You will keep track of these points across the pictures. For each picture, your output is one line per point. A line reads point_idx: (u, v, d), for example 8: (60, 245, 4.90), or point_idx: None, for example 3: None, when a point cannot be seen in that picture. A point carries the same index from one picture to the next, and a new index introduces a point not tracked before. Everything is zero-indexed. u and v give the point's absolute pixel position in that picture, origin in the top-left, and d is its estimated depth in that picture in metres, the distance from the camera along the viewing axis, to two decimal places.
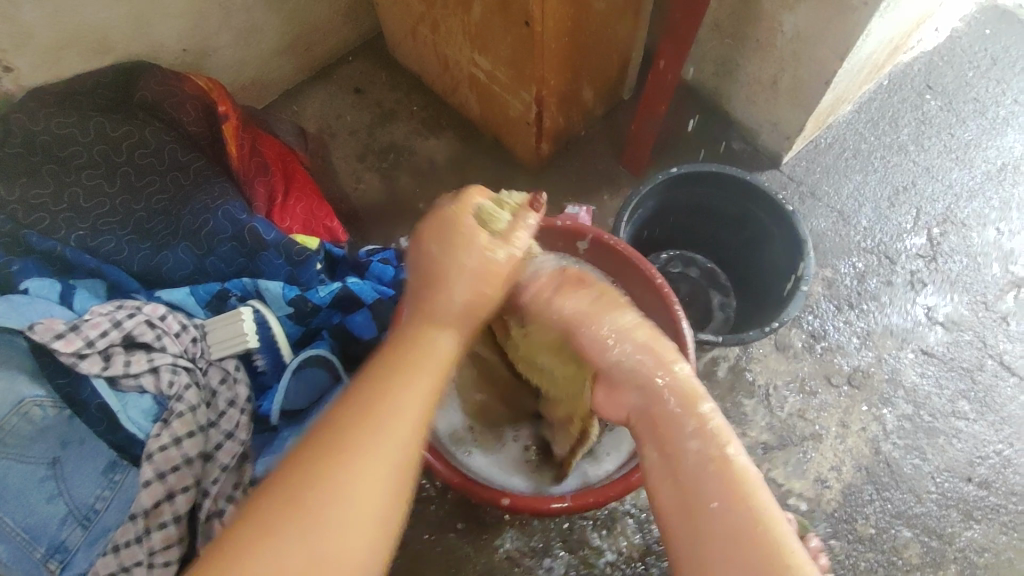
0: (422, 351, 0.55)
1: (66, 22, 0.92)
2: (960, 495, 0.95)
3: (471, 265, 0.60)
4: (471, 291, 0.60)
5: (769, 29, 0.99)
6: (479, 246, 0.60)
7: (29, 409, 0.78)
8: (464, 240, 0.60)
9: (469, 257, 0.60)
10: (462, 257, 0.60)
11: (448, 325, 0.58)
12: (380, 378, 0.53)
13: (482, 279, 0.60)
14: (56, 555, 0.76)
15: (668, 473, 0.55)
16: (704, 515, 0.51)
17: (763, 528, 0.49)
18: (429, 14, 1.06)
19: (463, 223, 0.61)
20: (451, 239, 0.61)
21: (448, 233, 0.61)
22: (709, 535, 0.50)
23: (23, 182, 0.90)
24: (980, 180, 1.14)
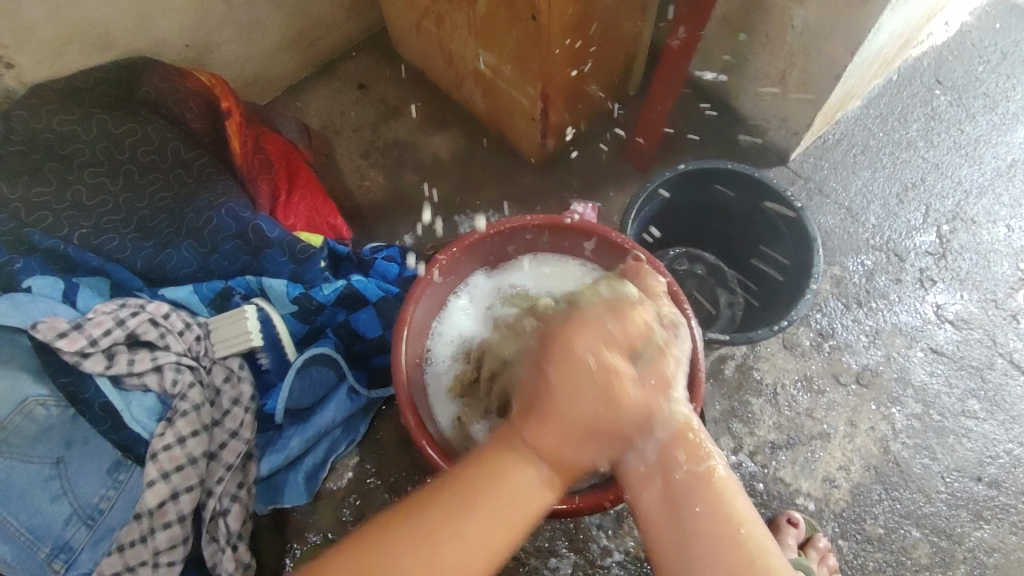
0: (509, 484, 0.49)
1: (67, 17, 0.91)
2: (970, 495, 0.94)
3: (595, 406, 0.49)
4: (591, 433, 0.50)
5: (779, 25, 0.97)
6: (621, 394, 0.49)
7: (31, 409, 0.78)
8: (593, 378, 0.49)
9: (612, 396, 0.49)
10: (597, 398, 0.49)
11: (551, 473, 0.50)
12: (472, 503, 0.49)
13: (600, 420, 0.50)
14: (61, 554, 0.76)
15: (651, 480, 0.52)
16: (685, 516, 0.49)
17: (746, 530, 0.48)
18: (434, 9, 1.05)
19: (610, 361, 0.50)
20: (574, 375, 0.50)
21: (588, 362, 0.50)
22: (689, 543, 0.48)
23: (25, 179, 0.89)
24: (990, 176, 1.13)
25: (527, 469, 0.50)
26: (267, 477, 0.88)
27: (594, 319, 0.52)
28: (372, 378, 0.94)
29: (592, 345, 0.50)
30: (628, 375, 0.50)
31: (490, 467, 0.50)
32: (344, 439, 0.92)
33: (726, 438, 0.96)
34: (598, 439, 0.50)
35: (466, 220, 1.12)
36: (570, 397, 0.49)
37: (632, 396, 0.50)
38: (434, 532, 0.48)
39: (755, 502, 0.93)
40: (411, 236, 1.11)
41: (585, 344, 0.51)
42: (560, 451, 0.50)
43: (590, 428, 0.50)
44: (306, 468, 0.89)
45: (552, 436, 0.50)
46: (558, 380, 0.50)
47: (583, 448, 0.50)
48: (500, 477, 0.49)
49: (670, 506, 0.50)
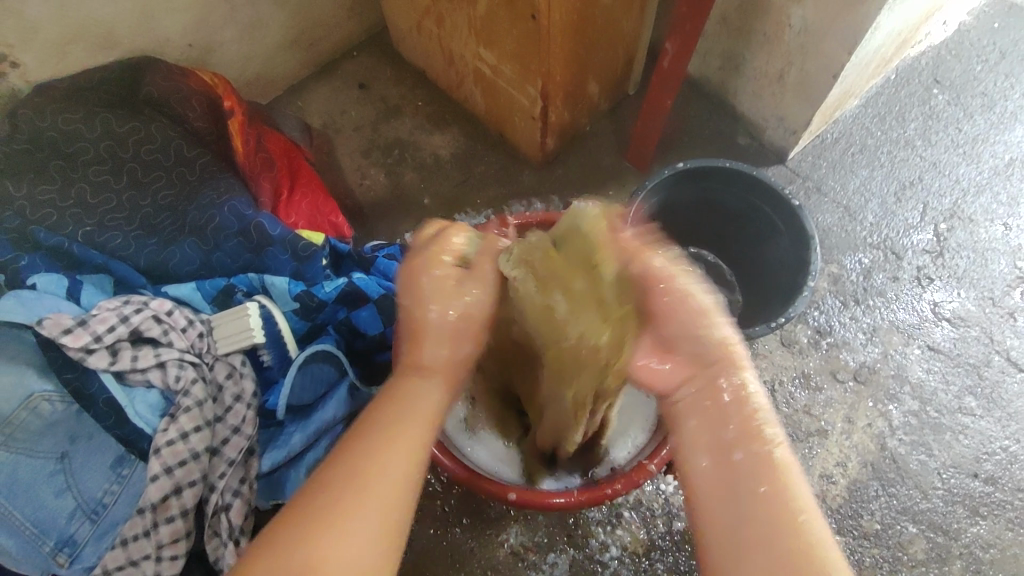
0: (409, 401, 0.56)
1: (72, 16, 0.92)
2: (966, 491, 0.94)
3: (455, 309, 0.60)
4: (457, 333, 0.60)
5: (777, 24, 0.98)
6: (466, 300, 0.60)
7: (37, 404, 0.79)
8: (433, 292, 0.59)
9: (462, 303, 0.60)
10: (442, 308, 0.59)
11: (437, 378, 0.59)
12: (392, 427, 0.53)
13: (463, 322, 0.60)
14: (65, 548, 0.77)
15: (706, 454, 0.51)
16: (745, 493, 0.47)
17: (806, 518, 0.46)
18: (435, 8, 1.05)
19: (442, 276, 0.59)
20: (425, 292, 0.59)
21: (424, 282, 0.59)
22: (749, 520, 0.46)
23: (30, 177, 0.90)
24: (987, 175, 1.13)
25: (423, 385, 0.58)
26: (269, 473, 0.89)
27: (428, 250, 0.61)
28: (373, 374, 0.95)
29: (435, 266, 0.60)
30: (463, 277, 0.60)
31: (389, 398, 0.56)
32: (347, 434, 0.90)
33: None
34: (466, 340, 0.61)
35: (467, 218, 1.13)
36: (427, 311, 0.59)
37: (474, 300, 0.61)
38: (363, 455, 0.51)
39: None
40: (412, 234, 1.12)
41: (425, 275, 0.60)
42: (433, 354, 0.59)
43: (454, 330, 0.60)
44: (308, 463, 0.88)
45: (425, 349, 0.59)
46: (414, 301, 0.60)
47: (448, 349, 0.60)
48: (400, 399, 0.56)
49: (726, 485, 0.49)
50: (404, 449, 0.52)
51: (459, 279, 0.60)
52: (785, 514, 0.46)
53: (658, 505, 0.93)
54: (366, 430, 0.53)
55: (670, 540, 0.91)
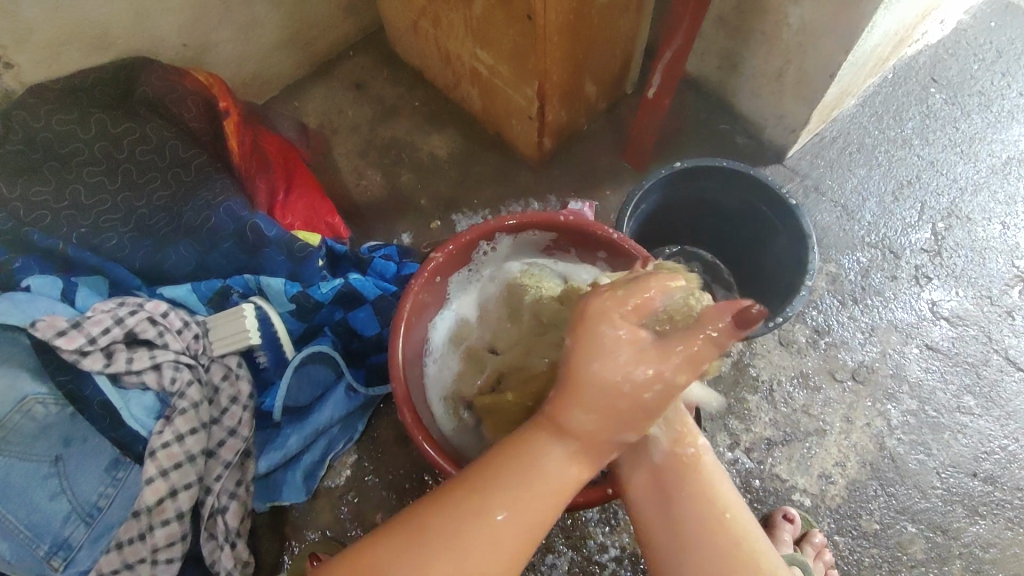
0: (530, 475, 0.51)
1: (66, 16, 0.91)
2: (965, 491, 0.94)
3: (610, 378, 0.48)
4: (611, 412, 0.49)
5: (775, 22, 0.98)
6: (635, 377, 0.48)
7: (30, 407, 0.79)
8: (614, 343, 0.49)
9: (630, 377, 0.48)
10: (616, 376, 0.48)
11: (574, 447, 0.51)
12: (512, 468, 0.51)
13: (624, 397, 0.48)
14: (59, 552, 0.76)
15: (648, 479, 0.56)
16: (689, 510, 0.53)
17: (732, 515, 0.53)
18: (431, 8, 1.05)
19: (621, 331, 0.49)
20: (600, 347, 0.49)
21: (604, 332, 0.49)
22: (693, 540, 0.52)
23: (24, 179, 0.89)
24: (984, 174, 1.13)
25: (552, 460, 0.51)
26: (265, 475, 0.89)
27: (622, 292, 0.50)
28: (371, 375, 0.94)
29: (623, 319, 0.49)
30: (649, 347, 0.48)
31: (502, 471, 0.51)
32: (342, 436, 0.92)
33: (722, 435, 0.96)
34: (620, 423, 0.50)
35: (463, 218, 1.13)
36: (588, 364, 0.49)
37: (647, 370, 0.48)
38: (423, 558, 0.48)
39: (751, 498, 0.93)
40: (408, 235, 1.12)
41: (609, 325, 0.49)
42: (578, 423, 0.50)
43: (589, 403, 0.49)
44: (304, 465, 0.90)
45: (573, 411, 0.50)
46: (587, 357, 0.49)
47: (581, 418, 0.50)
48: (513, 477, 0.50)
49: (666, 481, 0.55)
50: (467, 564, 0.48)
51: (645, 346, 0.48)
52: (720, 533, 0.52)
53: None
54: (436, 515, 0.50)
55: None
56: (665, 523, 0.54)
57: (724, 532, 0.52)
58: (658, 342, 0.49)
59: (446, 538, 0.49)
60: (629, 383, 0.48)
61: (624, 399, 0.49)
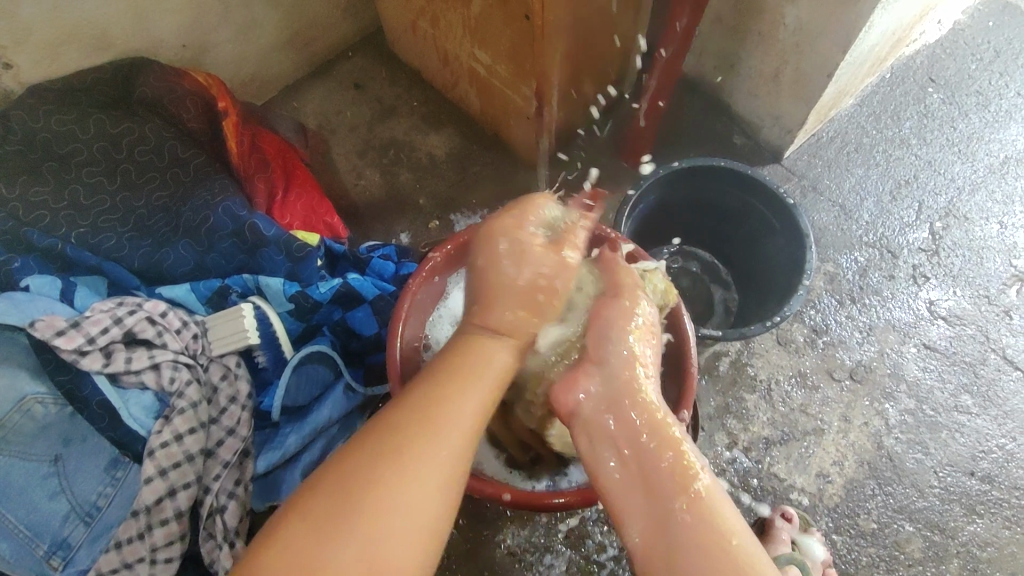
0: (477, 367, 0.58)
1: (64, 17, 0.92)
2: (963, 490, 0.94)
3: (521, 274, 0.61)
4: (515, 300, 0.62)
5: (772, 22, 0.98)
6: (530, 268, 0.62)
7: (30, 407, 0.79)
8: (511, 253, 0.62)
9: (525, 271, 0.62)
10: (514, 271, 0.62)
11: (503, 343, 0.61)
12: (445, 382, 0.57)
13: (533, 288, 0.62)
14: (59, 552, 0.76)
15: (637, 491, 0.54)
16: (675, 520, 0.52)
17: (736, 543, 0.51)
18: (430, 8, 1.05)
19: (515, 241, 0.62)
20: (498, 254, 0.63)
21: (500, 244, 0.63)
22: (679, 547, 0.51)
23: (23, 179, 0.90)
24: (982, 173, 1.14)
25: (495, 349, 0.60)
26: (264, 475, 0.89)
27: (514, 213, 0.64)
28: (369, 374, 0.94)
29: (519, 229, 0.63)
30: (544, 244, 0.63)
31: (452, 372, 0.58)
32: (341, 435, 0.92)
33: (721, 434, 0.97)
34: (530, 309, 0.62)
35: (462, 218, 1.13)
36: (501, 270, 0.62)
37: (549, 261, 0.62)
38: (396, 452, 0.52)
39: (750, 497, 0.94)
40: (407, 234, 1.12)
41: (503, 237, 0.63)
42: (502, 317, 0.61)
43: (503, 292, 0.62)
44: (303, 464, 0.89)
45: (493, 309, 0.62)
46: (493, 262, 0.63)
47: (503, 312, 0.61)
48: (464, 371, 0.58)
49: (644, 480, 0.54)
50: (438, 452, 0.53)
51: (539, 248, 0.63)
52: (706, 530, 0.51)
53: None
54: (401, 419, 0.54)
55: None
56: (656, 536, 0.52)
57: (721, 547, 0.50)
58: (550, 242, 0.63)
59: (415, 431, 0.53)
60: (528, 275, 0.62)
61: (526, 286, 0.62)
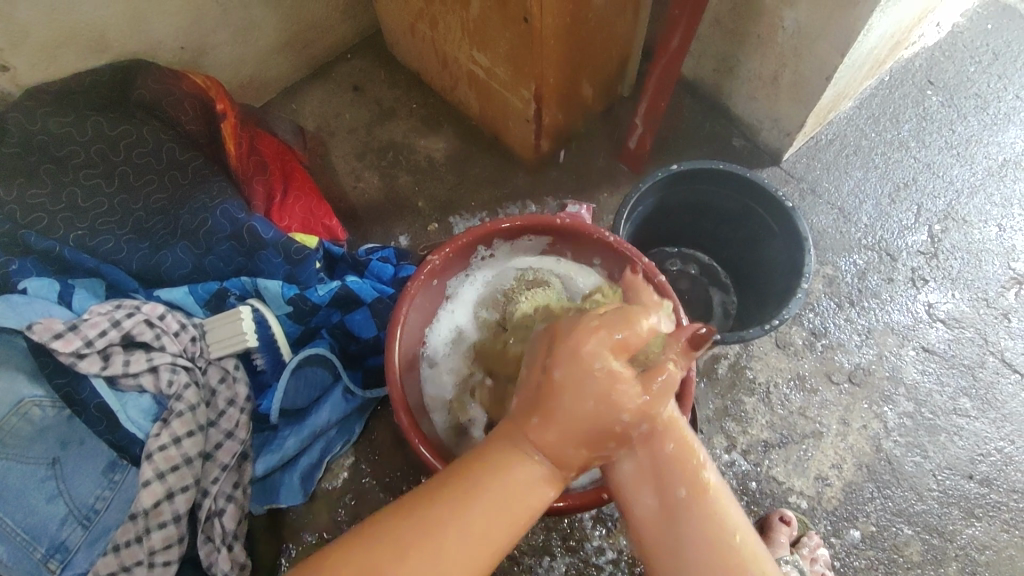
0: (511, 494, 0.49)
1: (62, 20, 0.91)
2: (961, 493, 0.94)
3: (590, 403, 0.47)
4: (590, 437, 0.49)
5: (770, 25, 0.98)
6: (620, 393, 0.47)
7: (28, 409, 0.79)
8: (594, 373, 0.47)
9: (611, 405, 0.47)
10: (597, 401, 0.47)
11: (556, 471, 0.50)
12: (475, 500, 0.48)
13: (608, 432, 0.48)
14: (56, 555, 0.76)
15: (646, 486, 0.51)
16: (684, 519, 0.49)
17: (740, 539, 0.49)
18: (428, 11, 1.05)
19: (607, 362, 0.48)
20: (572, 367, 0.48)
21: (592, 364, 0.47)
22: (687, 547, 0.48)
23: (21, 182, 0.89)
24: (981, 176, 1.14)
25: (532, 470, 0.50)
26: (263, 477, 0.89)
27: (606, 324, 0.49)
28: (368, 377, 0.95)
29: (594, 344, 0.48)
30: (631, 374, 0.48)
31: (473, 488, 0.49)
32: (340, 439, 0.93)
33: (719, 437, 0.96)
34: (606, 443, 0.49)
35: (461, 221, 1.13)
36: (564, 391, 0.48)
37: (636, 391, 0.48)
38: (394, 570, 0.46)
39: (749, 500, 0.94)
40: (406, 237, 1.12)
41: (592, 345, 0.48)
42: (564, 446, 0.49)
43: (581, 430, 0.48)
44: (302, 468, 0.90)
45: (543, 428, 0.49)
46: (564, 373, 0.48)
47: (570, 448, 0.49)
48: (495, 496, 0.48)
49: (653, 475, 0.51)
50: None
51: (631, 377, 0.48)
52: (713, 529, 0.49)
53: None
54: (403, 530, 0.47)
55: None
56: (662, 532, 0.49)
57: (728, 552, 0.48)
58: (637, 369, 0.49)
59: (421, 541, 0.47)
60: (612, 407, 0.47)
61: (607, 415, 0.47)
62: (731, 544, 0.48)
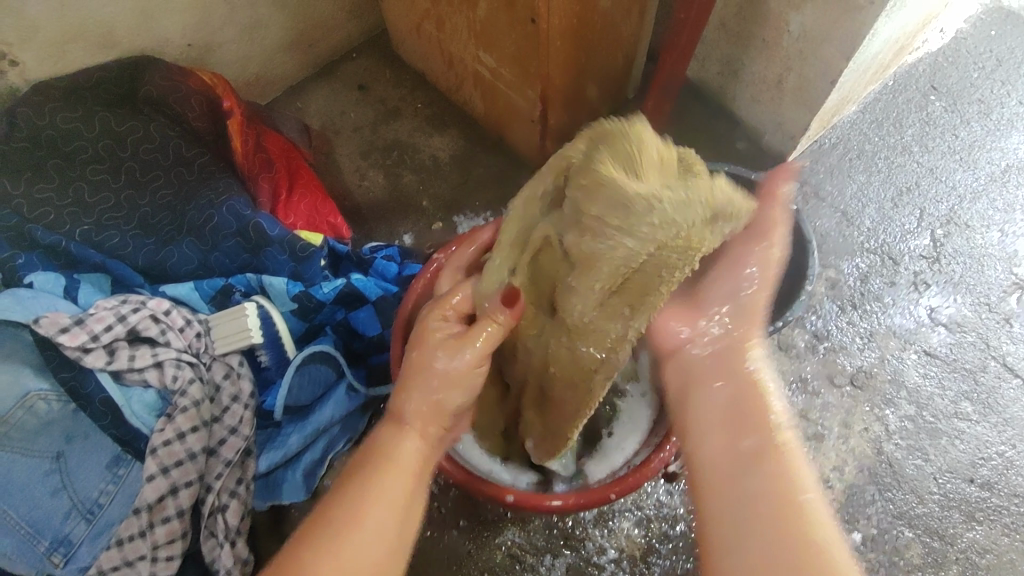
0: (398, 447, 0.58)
1: (71, 16, 0.92)
2: (962, 496, 0.95)
3: (433, 373, 0.60)
4: (428, 393, 0.60)
5: (776, 29, 0.98)
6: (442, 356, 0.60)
7: (32, 403, 0.80)
8: (428, 351, 0.61)
9: (434, 366, 0.60)
10: (432, 364, 0.60)
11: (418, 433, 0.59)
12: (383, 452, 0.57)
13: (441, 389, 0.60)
14: (60, 548, 0.76)
15: (722, 439, 0.53)
16: (753, 474, 0.50)
17: (808, 501, 0.48)
18: (435, 11, 1.06)
19: (432, 328, 0.62)
20: (420, 342, 0.62)
21: (425, 332, 0.62)
22: (751, 503, 0.49)
23: (28, 176, 0.90)
24: (983, 181, 1.14)
25: (405, 441, 0.59)
26: (266, 474, 0.89)
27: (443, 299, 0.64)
28: (371, 375, 0.94)
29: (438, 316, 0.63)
30: (444, 336, 0.61)
31: (377, 453, 0.57)
32: (343, 435, 0.91)
33: None
34: (446, 391, 0.60)
35: (465, 220, 1.13)
36: (416, 363, 0.61)
37: (457, 351, 0.60)
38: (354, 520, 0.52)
39: None
40: (410, 236, 1.12)
41: (430, 327, 0.62)
42: (409, 408, 0.60)
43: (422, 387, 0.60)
44: (305, 464, 0.89)
45: (412, 398, 0.60)
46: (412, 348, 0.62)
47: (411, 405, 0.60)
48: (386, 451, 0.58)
49: (731, 427, 0.54)
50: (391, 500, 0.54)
51: (448, 333, 0.61)
52: (783, 490, 0.48)
53: (652, 508, 0.93)
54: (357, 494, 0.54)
55: (666, 543, 0.91)
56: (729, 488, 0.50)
57: (794, 506, 0.47)
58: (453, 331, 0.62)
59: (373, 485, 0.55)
60: (441, 370, 0.60)
61: (446, 382, 0.60)
62: (800, 507, 0.47)
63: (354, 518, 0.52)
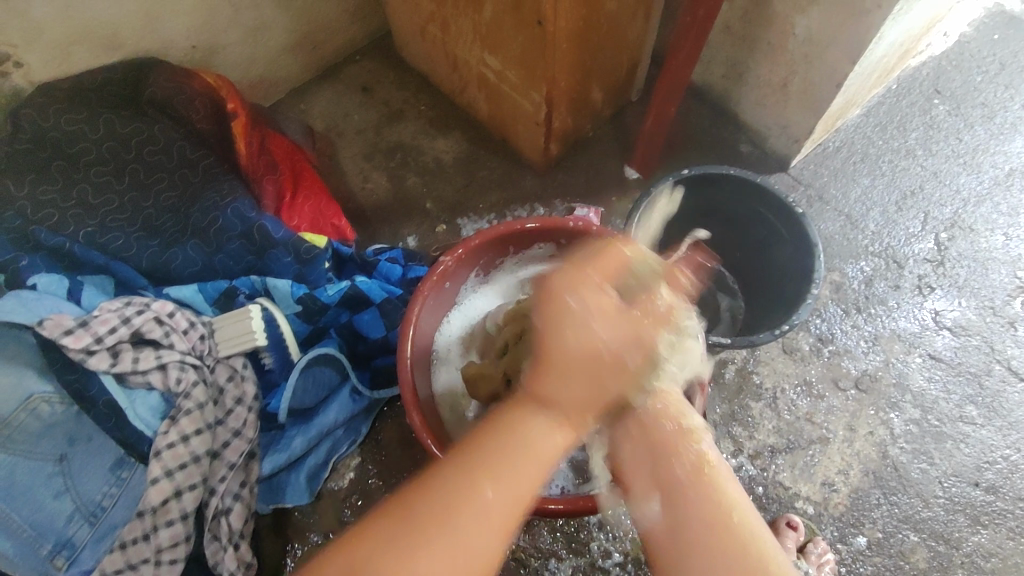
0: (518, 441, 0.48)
1: (76, 18, 0.92)
2: (967, 500, 0.94)
3: (584, 346, 0.48)
4: (571, 371, 0.48)
5: (782, 32, 0.98)
6: (597, 327, 0.49)
7: (36, 406, 0.79)
8: (580, 317, 0.49)
9: (583, 335, 0.48)
10: (579, 335, 0.49)
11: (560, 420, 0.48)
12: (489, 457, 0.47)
13: (603, 360, 0.48)
14: (63, 551, 0.76)
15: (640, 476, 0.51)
16: (682, 505, 0.48)
17: (738, 520, 0.47)
18: (440, 14, 1.05)
19: (585, 299, 0.50)
20: (561, 316, 0.50)
21: (569, 303, 0.50)
22: (685, 534, 0.47)
23: (31, 178, 0.89)
24: (987, 185, 1.14)
25: (540, 431, 0.48)
26: (269, 477, 0.89)
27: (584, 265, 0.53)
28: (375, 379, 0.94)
29: (571, 279, 0.52)
30: (606, 304, 0.50)
31: (479, 461, 0.47)
32: (346, 438, 0.93)
33: (726, 442, 0.97)
34: (600, 379, 0.48)
35: (469, 223, 1.13)
36: (558, 334, 0.49)
37: (621, 326, 0.49)
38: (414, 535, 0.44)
39: (754, 504, 0.94)
40: (414, 238, 1.12)
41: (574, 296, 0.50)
42: (558, 389, 0.48)
43: (562, 365, 0.48)
44: (308, 467, 0.90)
45: (552, 379, 0.49)
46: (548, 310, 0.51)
47: (557, 384, 0.48)
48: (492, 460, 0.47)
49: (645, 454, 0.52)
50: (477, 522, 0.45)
51: (612, 302, 0.50)
52: (711, 511, 0.47)
53: None
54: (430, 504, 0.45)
55: None
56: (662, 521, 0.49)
57: (726, 526, 0.47)
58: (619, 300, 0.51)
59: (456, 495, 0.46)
60: (602, 345, 0.48)
61: (603, 342, 0.48)
62: (730, 525, 0.47)
63: (448, 520, 0.44)
